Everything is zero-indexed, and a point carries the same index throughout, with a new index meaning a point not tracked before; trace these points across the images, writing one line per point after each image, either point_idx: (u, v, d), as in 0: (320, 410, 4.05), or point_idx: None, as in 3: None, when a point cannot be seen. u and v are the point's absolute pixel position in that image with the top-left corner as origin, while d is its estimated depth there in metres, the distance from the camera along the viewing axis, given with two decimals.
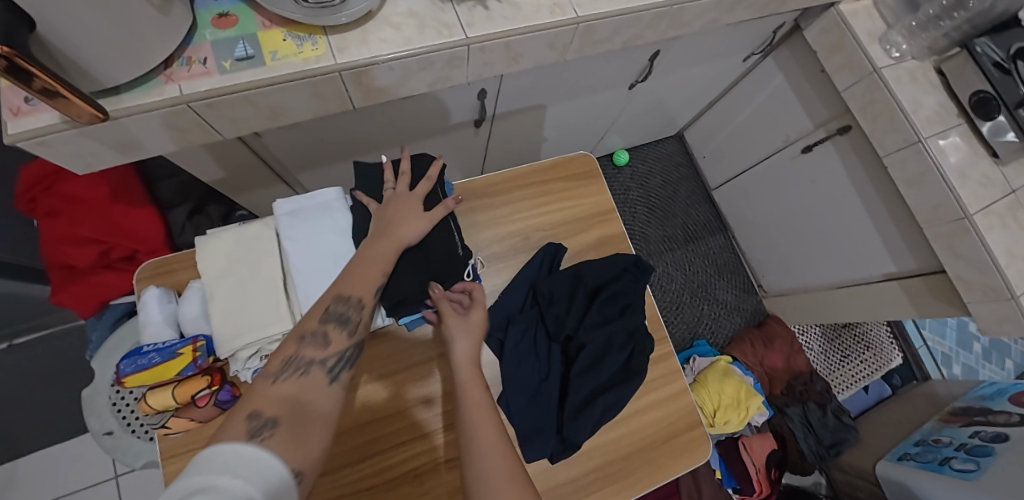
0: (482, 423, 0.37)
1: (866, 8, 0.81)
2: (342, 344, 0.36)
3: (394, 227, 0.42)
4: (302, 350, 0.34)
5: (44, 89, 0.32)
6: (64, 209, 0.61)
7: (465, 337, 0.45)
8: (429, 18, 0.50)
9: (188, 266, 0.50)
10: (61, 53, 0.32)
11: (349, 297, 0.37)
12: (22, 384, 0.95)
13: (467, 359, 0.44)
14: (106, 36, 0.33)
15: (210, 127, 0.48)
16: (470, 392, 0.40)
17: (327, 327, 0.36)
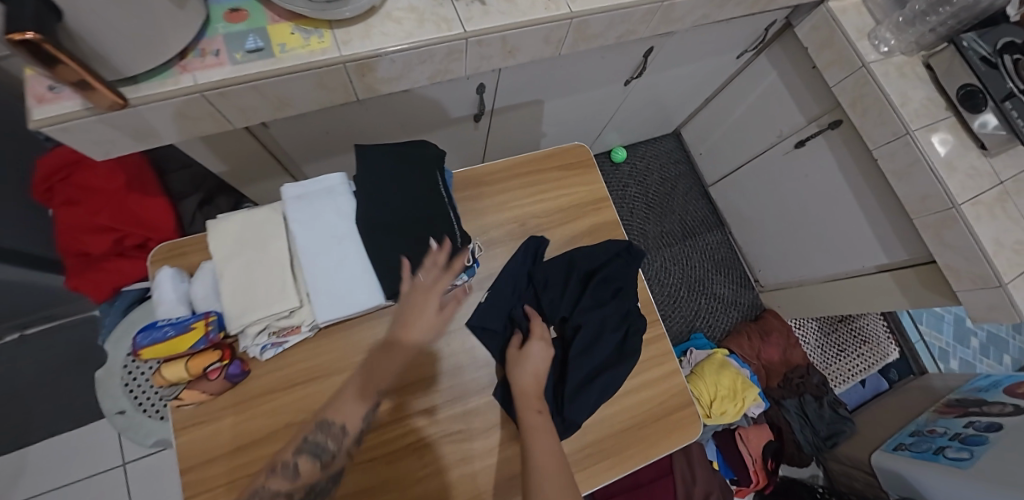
0: (542, 447, 0.43)
1: (855, 5, 0.83)
2: (313, 475, 0.40)
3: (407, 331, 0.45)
4: (269, 482, 0.38)
5: (68, 74, 0.35)
6: (81, 199, 0.64)
7: (534, 363, 0.49)
8: (429, 13, 0.52)
9: (198, 248, 0.52)
10: (84, 42, 0.34)
11: (329, 427, 0.42)
12: (34, 373, 0.98)
13: (529, 390, 0.47)
14: (124, 26, 0.35)
15: (222, 116, 0.50)
16: (529, 417, 0.45)
17: (300, 459, 0.40)
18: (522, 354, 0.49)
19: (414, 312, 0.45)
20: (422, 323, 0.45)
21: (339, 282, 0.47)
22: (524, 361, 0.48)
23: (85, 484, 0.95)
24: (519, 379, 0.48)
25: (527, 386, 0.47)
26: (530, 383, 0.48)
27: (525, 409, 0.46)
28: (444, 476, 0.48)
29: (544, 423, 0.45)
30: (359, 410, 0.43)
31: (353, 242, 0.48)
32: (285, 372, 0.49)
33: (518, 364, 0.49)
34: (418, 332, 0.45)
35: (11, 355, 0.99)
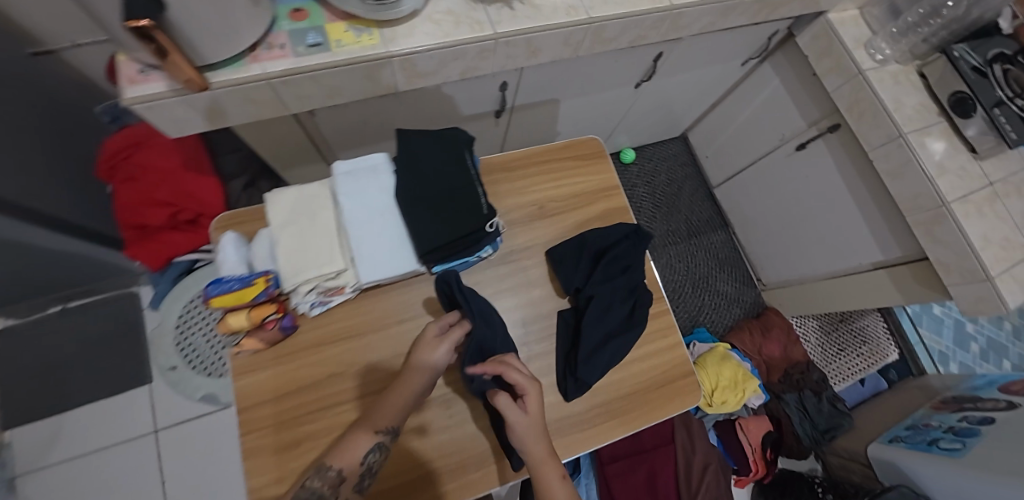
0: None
1: (853, 17, 0.89)
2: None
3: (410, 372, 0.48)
4: None
5: (160, 52, 0.40)
6: (140, 176, 0.69)
7: (533, 440, 0.42)
8: (464, 16, 0.59)
9: (254, 219, 0.58)
10: (179, 30, 0.41)
11: (327, 471, 0.44)
12: (77, 343, 1.05)
13: (542, 457, 0.43)
14: (212, 17, 0.42)
15: (281, 102, 0.57)
16: (546, 479, 0.42)
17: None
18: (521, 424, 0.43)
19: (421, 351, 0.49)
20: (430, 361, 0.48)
21: (381, 249, 0.53)
22: (530, 437, 0.42)
23: (120, 448, 1.01)
24: (531, 451, 0.42)
25: (538, 455, 0.43)
26: (540, 455, 0.43)
27: (541, 472, 0.43)
28: (467, 427, 0.53)
29: (564, 486, 0.43)
30: (362, 451, 0.45)
31: (393, 215, 0.54)
32: (327, 327, 0.55)
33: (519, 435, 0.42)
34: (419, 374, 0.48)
35: (56, 325, 1.06)
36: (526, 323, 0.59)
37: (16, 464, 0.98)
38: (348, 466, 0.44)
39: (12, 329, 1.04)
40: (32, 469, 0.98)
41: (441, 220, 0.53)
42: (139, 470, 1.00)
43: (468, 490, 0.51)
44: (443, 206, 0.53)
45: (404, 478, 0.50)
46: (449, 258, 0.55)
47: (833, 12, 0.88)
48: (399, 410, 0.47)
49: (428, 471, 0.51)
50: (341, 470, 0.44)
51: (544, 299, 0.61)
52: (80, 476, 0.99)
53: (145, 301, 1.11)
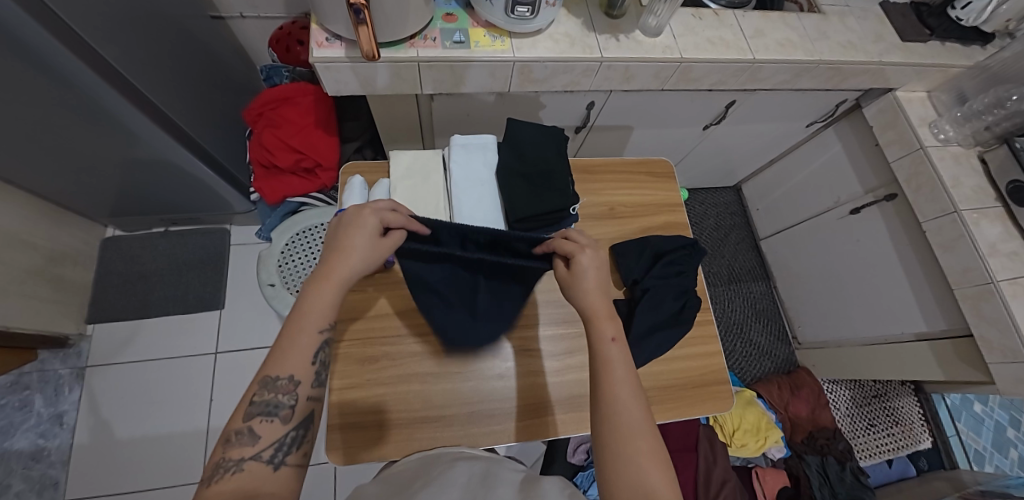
0: (617, 375, 0.38)
1: (920, 99, 0.96)
2: (280, 432, 0.33)
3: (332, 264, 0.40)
4: (228, 453, 0.30)
5: (360, 22, 0.52)
6: (281, 125, 0.84)
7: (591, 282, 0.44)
8: (578, 39, 0.70)
9: (374, 171, 0.69)
10: (378, 11, 0.53)
11: (276, 380, 0.34)
12: (169, 263, 1.20)
13: (602, 310, 0.43)
14: (403, 4, 0.54)
15: (418, 82, 0.69)
16: (601, 336, 0.41)
17: (254, 422, 0.32)
18: (573, 275, 0.45)
19: (346, 247, 0.41)
20: (354, 255, 0.41)
21: (477, 211, 0.63)
22: (581, 287, 0.44)
23: (181, 361, 1.13)
24: (590, 302, 0.43)
25: (596, 305, 0.43)
26: (600, 307, 0.43)
27: (598, 330, 0.41)
28: (523, 380, 0.60)
29: (620, 349, 0.40)
30: (308, 354, 0.36)
31: (491, 186, 0.64)
32: None
33: (573, 286, 0.45)
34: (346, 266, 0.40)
35: (155, 244, 1.21)
36: None
37: (93, 355, 1.11)
38: (301, 369, 0.35)
39: (119, 239, 1.19)
40: (104, 363, 1.10)
41: (533, 196, 0.62)
42: (194, 385, 1.11)
43: (506, 435, 0.57)
44: (536, 185, 0.63)
45: (457, 409, 0.57)
46: (532, 231, 0.63)
47: (901, 91, 0.95)
48: (332, 300, 0.38)
49: (478, 409, 0.58)
50: (292, 374, 0.34)
51: None
52: (143, 378, 1.10)
53: (232, 239, 1.26)
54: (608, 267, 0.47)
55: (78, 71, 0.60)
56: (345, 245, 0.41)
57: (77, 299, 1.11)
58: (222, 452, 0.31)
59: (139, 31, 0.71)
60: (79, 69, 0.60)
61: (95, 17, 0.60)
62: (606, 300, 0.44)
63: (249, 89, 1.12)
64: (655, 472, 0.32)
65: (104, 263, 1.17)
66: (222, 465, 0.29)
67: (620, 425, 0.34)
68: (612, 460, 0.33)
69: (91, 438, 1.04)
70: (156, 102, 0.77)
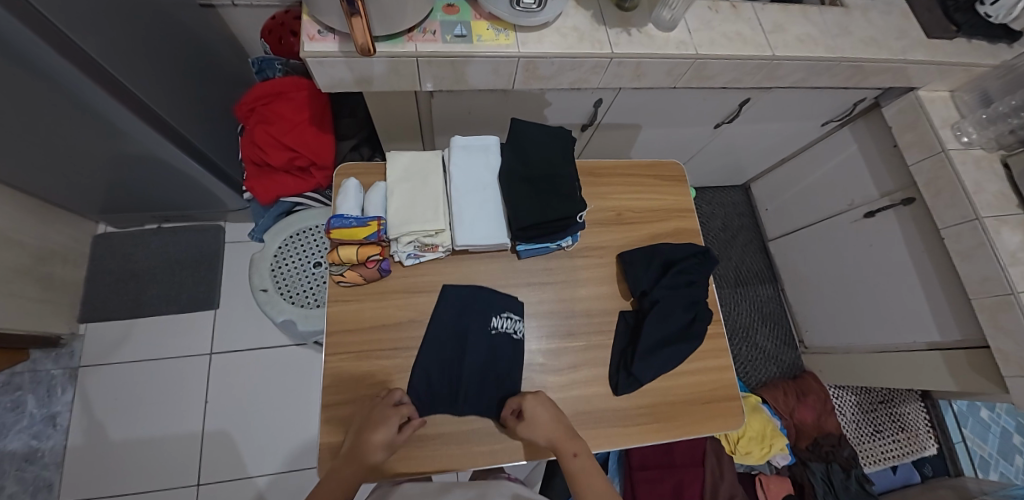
0: (593, 486, 0.50)
1: (942, 99, 0.92)
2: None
3: (360, 450, 0.47)
4: None
5: (353, 15, 0.48)
6: (273, 121, 0.80)
7: (545, 424, 0.50)
8: (587, 33, 0.66)
9: (371, 172, 0.66)
10: (373, 3, 0.49)
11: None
12: (163, 261, 1.17)
13: (559, 435, 0.50)
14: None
15: (417, 78, 0.65)
16: (572, 464, 0.50)
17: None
18: (527, 420, 0.50)
19: (370, 441, 0.46)
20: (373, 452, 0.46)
21: (478, 217, 0.59)
22: (535, 428, 0.50)
23: (175, 362, 1.10)
24: (543, 438, 0.49)
25: (551, 435, 0.50)
26: (558, 436, 0.50)
27: (567, 461, 0.50)
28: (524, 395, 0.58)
29: (586, 460, 0.50)
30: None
31: (493, 191, 0.61)
32: (412, 281, 0.61)
33: (530, 428, 0.50)
34: (370, 453, 0.46)
35: (148, 241, 1.18)
36: (589, 315, 0.63)
37: (86, 355, 1.08)
38: None
39: (111, 236, 1.16)
40: (98, 363, 1.08)
41: (538, 202, 0.58)
42: (189, 386, 1.09)
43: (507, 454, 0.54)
44: (541, 190, 0.59)
45: (455, 427, 0.55)
46: (536, 239, 0.60)
47: (923, 90, 0.90)
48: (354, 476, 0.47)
49: (477, 426, 0.55)
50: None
51: (608, 297, 0.65)
52: (137, 379, 1.08)
53: (226, 236, 1.23)
54: (554, 408, 0.53)
55: (57, 66, 0.57)
56: (373, 436, 0.46)
57: (69, 297, 1.08)
58: None
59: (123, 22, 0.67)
60: (58, 64, 0.56)
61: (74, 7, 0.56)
62: (559, 425, 0.51)
63: (243, 82, 1.08)
64: None
65: (96, 260, 1.14)
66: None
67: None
68: None
69: (85, 439, 1.02)
70: (144, 98, 0.73)
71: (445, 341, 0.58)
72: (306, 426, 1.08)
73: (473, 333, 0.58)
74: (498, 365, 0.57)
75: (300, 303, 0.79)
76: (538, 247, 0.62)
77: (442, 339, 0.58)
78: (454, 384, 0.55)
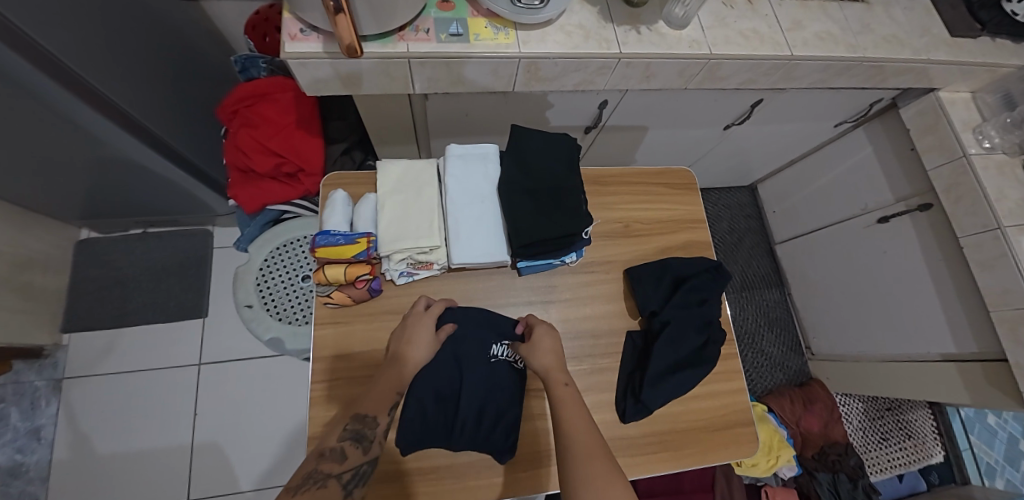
0: (573, 417, 0.42)
1: (963, 100, 0.88)
2: (359, 460, 0.39)
3: (407, 348, 0.48)
4: (322, 466, 0.37)
5: (337, 12, 0.43)
6: (258, 124, 0.75)
7: (545, 351, 0.49)
8: (593, 32, 0.61)
9: (361, 183, 0.62)
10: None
11: (366, 416, 0.43)
12: (149, 267, 1.13)
13: (553, 366, 0.47)
14: None
15: (410, 81, 0.61)
16: (557, 391, 0.44)
17: (345, 444, 0.40)
18: (530, 345, 0.50)
19: (415, 332, 0.49)
20: (421, 343, 0.49)
21: (476, 233, 0.55)
22: (533, 349, 0.49)
23: (163, 373, 1.07)
24: (539, 364, 0.47)
25: (547, 362, 0.48)
26: (552, 364, 0.47)
27: (553, 388, 0.45)
28: (525, 424, 0.54)
29: (571, 393, 0.44)
30: (386, 405, 0.44)
31: (493, 204, 0.56)
32: (405, 300, 0.57)
33: (532, 352, 0.49)
34: (416, 349, 0.48)
35: (133, 247, 1.14)
36: (594, 336, 0.59)
37: (71, 366, 1.05)
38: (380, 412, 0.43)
39: (95, 241, 1.12)
40: (84, 374, 1.05)
41: (541, 216, 0.54)
42: (177, 398, 1.05)
43: (507, 487, 0.52)
44: (544, 204, 0.55)
45: (453, 459, 0.51)
46: (538, 256, 0.56)
47: (944, 90, 0.85)
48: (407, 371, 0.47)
49: (476, 459, 0.52)
50: (376, 414, 0.43)
51: (615, 316, 0.61)
52: (124, 391, 1.04)
53: (215, 241, 1.18)
54: (557, 341, 0.50)
55: (20, 72, 0.52)
56: (419, 330, 0.50)
57: (51, 307, 1.04)
58: (318, 465, 0.37)
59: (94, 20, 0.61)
60: (22, 70, 0.51)
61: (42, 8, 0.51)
62: (558, 358, 0.48)
63: (228, 79, 1.03)
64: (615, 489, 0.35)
65: (79, 267, 1.10)
66: (313, 476, 0.36)
67: (575, 451, 0.38)
68: (584, 489, 0.35)
69: (70, 453, 0.99)
70: (118, 102, 0.68)
71: (443, 366, 0.53)
72: (298, 438, 1.05)
73: (471, 361, 0.54)
74: (499, 394, 0.53)
75: (285, 319, 0.80)
76: (541, 264, 0.58)
77: (438, 362, 0.53)
78: (451, 415, 0.51)
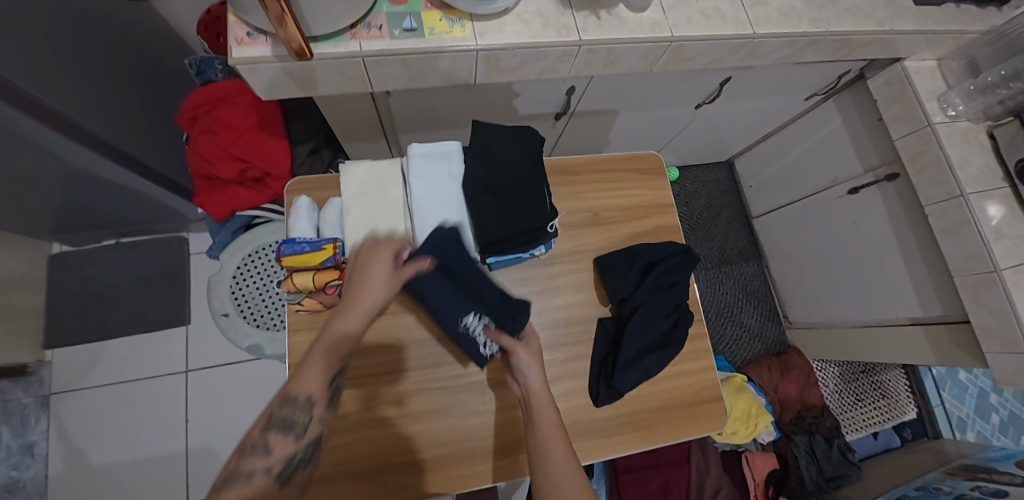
0: (554, 442, 0.42)
1: (930, 68, 0.88)
2: (291, 448, 0.36)
3: (361, 296, 0.43)
4: (243, 464, 0.34)
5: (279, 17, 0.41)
6: (219, 131, 0.73)
7: (534, 367, 0.49)
8: (552, 19, 0.60)
9: (326, 185, 0.61)
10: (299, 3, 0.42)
11: (292, 398, 0.37)
12: (126, 278, 1.11)
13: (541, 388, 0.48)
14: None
15: (368, 79, 0.59)
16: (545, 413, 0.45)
17: (271, 435, 0.36)
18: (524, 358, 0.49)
19: (370, 278, 0.44)
20: (378, 287, 0.44)
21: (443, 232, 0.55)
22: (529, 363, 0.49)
23: (153, 382, 1.07)
24: (530, 381, 0.48)
25: (536, 384, 0.48)
26: (539, 389, 0.47)
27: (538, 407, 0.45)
28: (503, 413, 0.56)
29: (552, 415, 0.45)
30: (322, 381, 0.39)
31: (458, 202, 0.56)
32: (379, 302, 0.58)
33: (525, 362, 0.49)
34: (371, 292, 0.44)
35: (107, 259, 1.12)
36: (567, 325, 0.61)
37: (59, 381, 1.05)
38: (317, 390, 0.39)
39: (68, 255, 1.10)
40: (72, 389, 1.05)
41: (505, 214, 0.55)
42: (168, 405, 1.06)
43: (491, 474, 0.54)
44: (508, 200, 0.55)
45: (434, 452, 0.53)
46: (506, 251, 0.56)
47: (909, 60, 0.86)
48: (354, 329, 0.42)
49: (457, 450, 0.54)
50: (310, 394, 0.38)
51: (586, 304, 0.62)
52: (116, 401, 1.05)
53: (191, 248, 1.17)
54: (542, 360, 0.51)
55: None
56: (370, 279, 0.44)
57: (30, 326, 1.03)
58: (237, 461, 0.34)
59: (52, 35, 0.59)
60: None
61: (5, 35, 0.50)
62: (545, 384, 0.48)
63: (188, 81, 1.00)
64: None
65: (54, 282, 1.08)
66: (232, 477, 0.32)
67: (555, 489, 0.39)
68: None
69: (66, 467, 1.00)
70: (77, 120, 0.66)
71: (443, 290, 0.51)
72: None
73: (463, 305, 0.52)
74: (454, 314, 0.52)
75: (263, 326, 0.82)
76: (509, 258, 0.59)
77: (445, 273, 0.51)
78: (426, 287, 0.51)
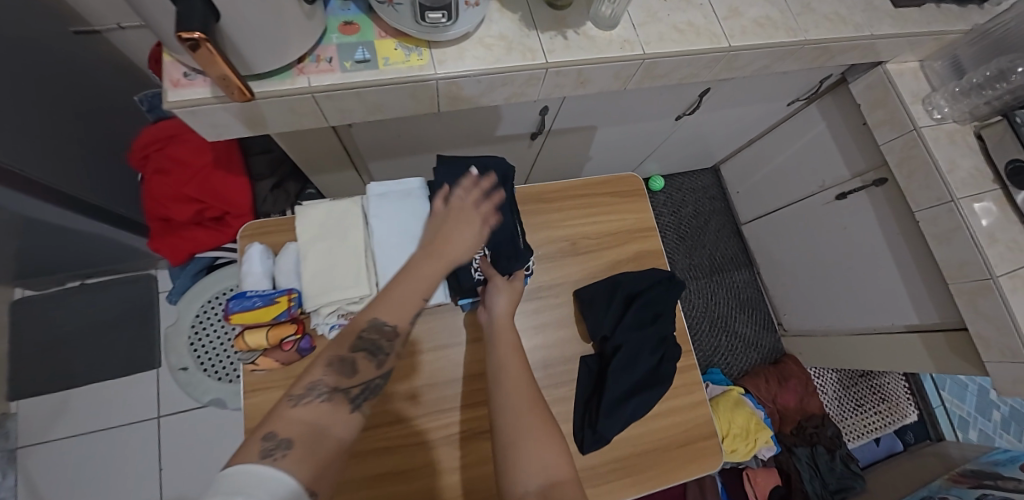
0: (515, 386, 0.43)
1: (913, 70, 0.86)
2: (371, 373, 0.37)
3: (445, 246, 0.46)
4: (322, 378, 0.34)
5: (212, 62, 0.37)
6: (172, 170, 0.69)
7: (503, 295, 0.51)
8: (516, 41, 0.56)
9: (282, 229, 0.57)
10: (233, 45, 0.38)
11: (384, 326, 0.38)
12: (94, 320, 1.06)
13: (505, 322, 0.49)
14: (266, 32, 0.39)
15: (323, 115, 0.55)
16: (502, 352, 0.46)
17: (357, 357, 0.36)
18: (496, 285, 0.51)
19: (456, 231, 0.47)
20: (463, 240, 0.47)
21: None
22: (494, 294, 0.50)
23: (125, 429, 1.02)
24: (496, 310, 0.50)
25: (501, 318, 0.49)
26: (502, 322, 0.49)
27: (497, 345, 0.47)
28: (481, 468, 0.51)
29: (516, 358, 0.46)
30: (407, 315, 0.40)
31: None
32: None
33: (495, 290, 0.51)
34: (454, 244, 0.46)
35: (73, 301, 1.06)
36: (548, 365, 0.57)
37: (24, 434, 0.99)
38: (400, 321, 0.39)
39: (31, 300, 1.04)
40: (38, 441, 0.99)
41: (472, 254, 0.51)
42: (141, 453, 1.01)
43: None
44: None
45: None
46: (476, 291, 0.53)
47: (891, 63, 0.83)
48: (435, 273, 0.44)
49: None
50: (394, 324, 0.39)
51: (567, 342, 0.58)
52: (86, 452, 1.00)
53: (161, 285, 1.12)
54: (517, 293, 0.53)
55: None
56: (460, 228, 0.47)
57: None
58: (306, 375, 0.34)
59: None
60: None
61: None
62: (508, 317, 0.50)
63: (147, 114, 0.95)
64: (555, 459, 0.37)
65: (17, 329, 1.02)
66: (312, 388, 0.33)
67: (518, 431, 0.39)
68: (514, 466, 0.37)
69: None
70: (18, 168, 0.62)
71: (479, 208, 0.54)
72: None
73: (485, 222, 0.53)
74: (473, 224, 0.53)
75: (224, 379, 0.79)
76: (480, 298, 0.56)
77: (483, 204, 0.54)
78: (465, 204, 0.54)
